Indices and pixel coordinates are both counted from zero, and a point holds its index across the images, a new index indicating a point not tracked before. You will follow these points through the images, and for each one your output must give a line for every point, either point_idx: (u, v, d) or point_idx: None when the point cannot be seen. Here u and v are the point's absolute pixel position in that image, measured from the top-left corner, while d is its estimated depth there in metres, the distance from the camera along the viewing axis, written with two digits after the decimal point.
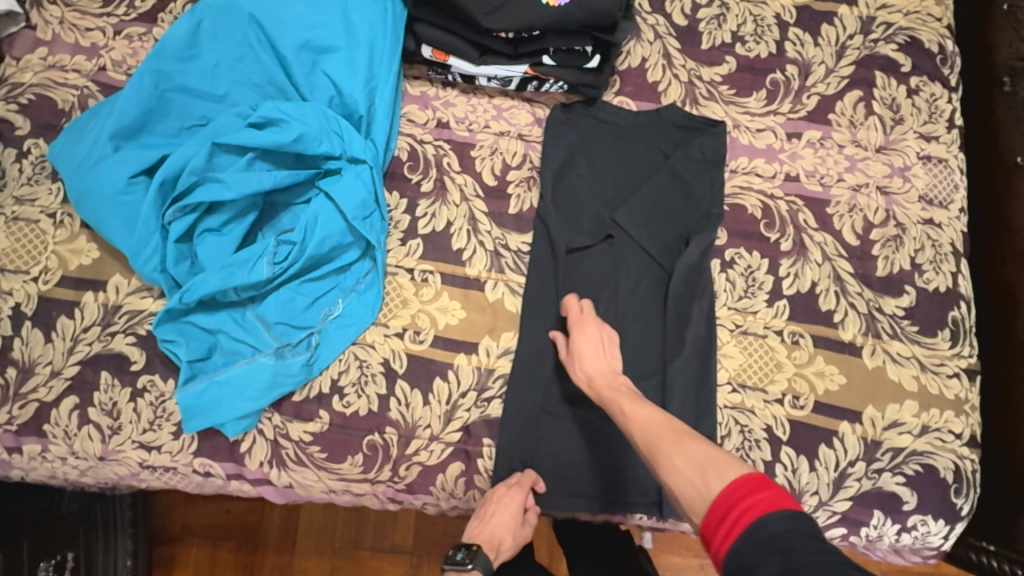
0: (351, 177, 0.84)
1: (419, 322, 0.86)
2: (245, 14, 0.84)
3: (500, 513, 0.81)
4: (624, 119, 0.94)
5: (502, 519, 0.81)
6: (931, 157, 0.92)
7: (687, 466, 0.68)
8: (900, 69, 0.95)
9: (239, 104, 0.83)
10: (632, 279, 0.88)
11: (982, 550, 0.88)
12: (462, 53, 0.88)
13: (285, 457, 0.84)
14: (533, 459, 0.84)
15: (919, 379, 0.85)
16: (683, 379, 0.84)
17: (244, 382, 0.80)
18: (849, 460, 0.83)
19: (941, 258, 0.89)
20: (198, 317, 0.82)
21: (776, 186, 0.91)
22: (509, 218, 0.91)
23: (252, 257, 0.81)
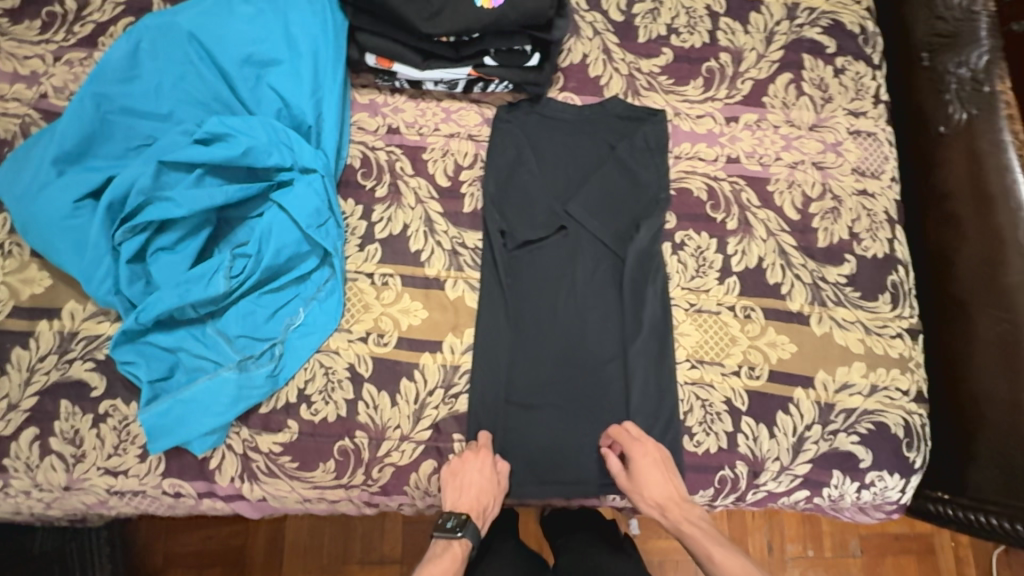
0: (303, 187, 0.85)
1: (382, 326, 0.87)
2: (184, 33, 0.85)
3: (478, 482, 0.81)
4: (569, 113, 0.97)
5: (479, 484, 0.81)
6: (861, 131, 0.98)
7: None
8: (826, 51, 1.00)
9: (184, 122, 0.84)
10: (588, 268, 0.91)
11: (939, 499, 0.93)
12: (405, 59, 0.90)
13: (256, 470, 0.84)
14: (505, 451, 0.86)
15: (865, 341, 0.89)
16: (643, 360, 0.87)
17: (208, 398, 0.80)
18: (806, 424, 0.87)
19: (877, 226, 0.94)
20: (156, 336, 0.81)
21: (719, 168, 0.95)
22: (465, 217, 0.93)
23: (207, 272, 0.81)
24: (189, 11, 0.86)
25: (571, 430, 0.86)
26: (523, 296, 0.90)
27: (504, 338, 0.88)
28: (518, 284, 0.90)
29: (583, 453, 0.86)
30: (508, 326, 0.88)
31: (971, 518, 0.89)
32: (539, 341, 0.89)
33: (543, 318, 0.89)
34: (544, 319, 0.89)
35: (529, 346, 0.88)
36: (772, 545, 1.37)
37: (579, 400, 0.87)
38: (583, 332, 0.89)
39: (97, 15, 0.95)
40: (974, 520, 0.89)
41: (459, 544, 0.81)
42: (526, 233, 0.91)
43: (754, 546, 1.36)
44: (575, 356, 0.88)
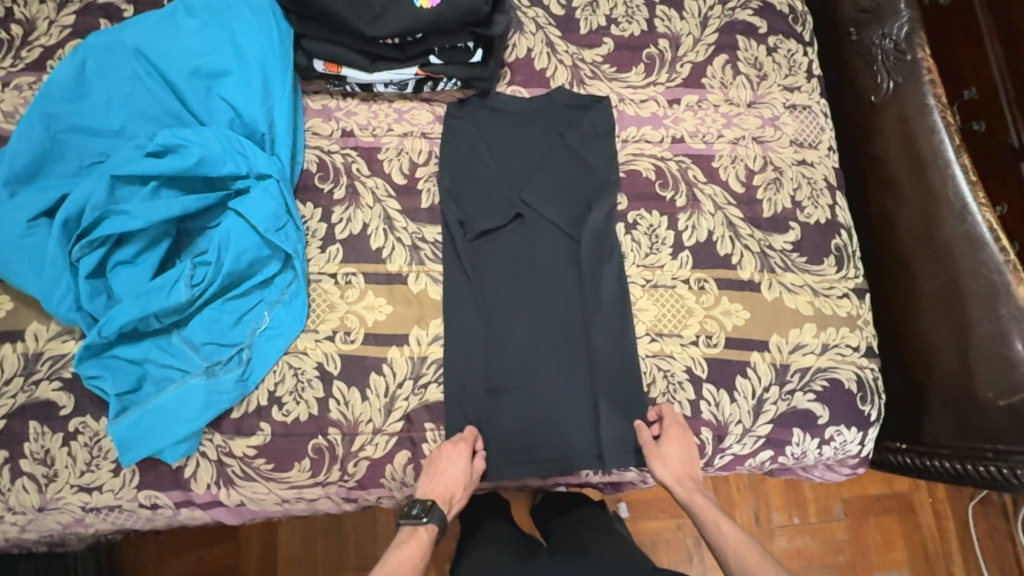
0: (259, 193, 0.86)
1: (348, 323, 0.89)
2: (130, 49, 0.86)
3: (451, 472, 0.83)
4: (517, 106, 1.00)
5: (450, 475, 0.83)
6: (797, 105, 1.02)
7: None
8: (758, 32, 1.05)
9: (136, 136, 0.85)
10: (546, 252, 0.94)
11: (897, 450, 0.97)
12: (353, 63, 0.92)
13: (232, 474, 0.85)
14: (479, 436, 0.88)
15: (814, 303, 0.93)
16: (605, 336, 0.91)
17: (177, 406, 0.81)
18: (764, 386, 0.90)
19: (818, 193, 0.98)
20: (121, 349, 0.82)
21: (665, 149, 0.99)
22: (422, 212, 0.95)
23: (168, 282, 0.82)
24: (133, 28, 0.87)
25: (540, 410, 0.88)
26: (486, 284, 0.92)
27: (470, 326, 0.90)
28: (480, 272, 0.93)
29: (553, 431, 0.88)
30: (473, 314, 0.91)
31: (927, 464, 0.94)
32: (504, 326, 0.91)
33: (506, 304, 0.92)
34: (508, 304, 0.92)
35: (495, 333, 0.91)
36: (758, 516, 1.40)
37: (547, 380, 0.89)
38: (546, 314, 0.91)
39: (44, 40, 0.96)
40: (929, 466, 0.94)
41: (424, 530, 0.83)
42: (484, 223, 0.94)
43: (741, 518, 1.39)
44: (540, 338, 0.91)
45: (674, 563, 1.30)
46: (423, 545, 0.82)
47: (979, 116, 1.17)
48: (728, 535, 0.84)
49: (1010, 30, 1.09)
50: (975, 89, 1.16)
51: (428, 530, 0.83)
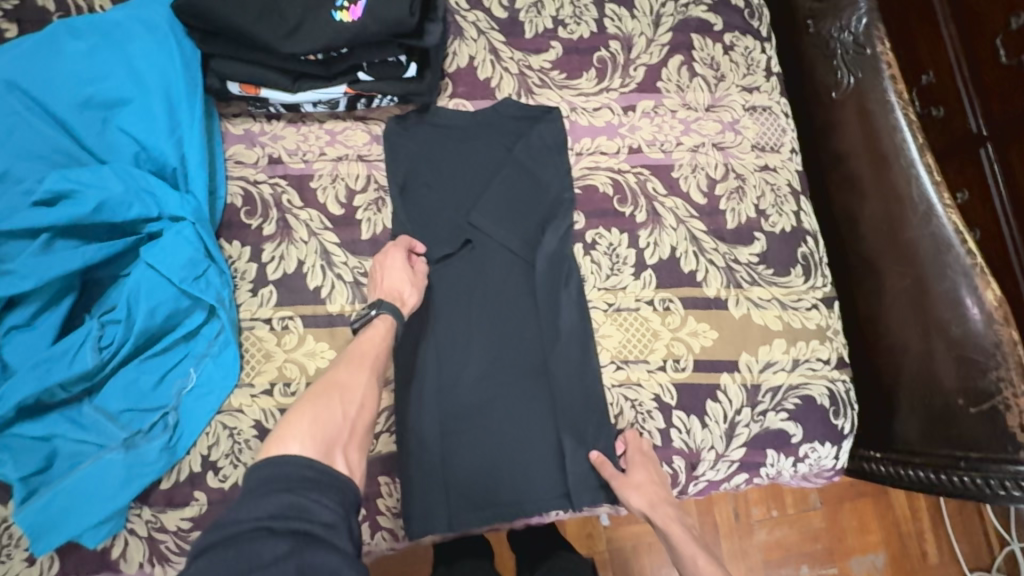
0: (172, 237, 0.77)
1: (288, 373, 0.81)
2: (7, 83, 0.75)
3: (398, 270, 0.81)
4: (461, 120, 0.92)
5: (392, 266, 0.80)
6: (757, 106, 0.97)
7: None
8: (713, 29, 0.99)
9: (21, 182, 0.74)
10: (499, 279, 0.87)
11: (871, 458, 0.95)
12: (272, 83, 0.83)
13: (166, 551, 0.76)
14: (437, 487, 0.81)
15: (782, 317, 0.90)
16: (565, 366, 0.85)
17: (94, 485, 0.72)
18: (735, 409, 0.86)
19: (782, 200, 0.94)
20: (22, 427, 0.73)
21: (622, 160, 0.93)
22: (364, 244, 0.87)
23: (72, 347, 0.73)
24: (8, 55, 0.76)
25: (501, 450, 0.83)
26: (435, 318, 0.85)
27: (420, 363, 0.84)
28: (429, 305, 0.86)
29: (517, 470, 0.83)
30: (424, 351, 0.84)
31: (900, 472, 0.91)
32: (458, 362, 0.85)
33: (459, 337, 0.85)
34: (460, 338, 0.85)
35: (448, 370, 0.84)
36: (738, 512, 1.38)
37: (507, 417, 0.83)
38: (502, 346, 0.85)
39: None
40: (903, 475, 0.91)
41: (382, 322, 0.75)
42: (430, 251, 0.87)
43: (721, 521, 1.37)
44: (498, 372, 0.85)
45: (657, 564, 1.26)
46: (385, 339, 0.74)
47: (938, 100, 1.14)
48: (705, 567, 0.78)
49: (965, 11, 1.06)
50: (933, 73, 1.13)
51: (385, 320, 0.76)
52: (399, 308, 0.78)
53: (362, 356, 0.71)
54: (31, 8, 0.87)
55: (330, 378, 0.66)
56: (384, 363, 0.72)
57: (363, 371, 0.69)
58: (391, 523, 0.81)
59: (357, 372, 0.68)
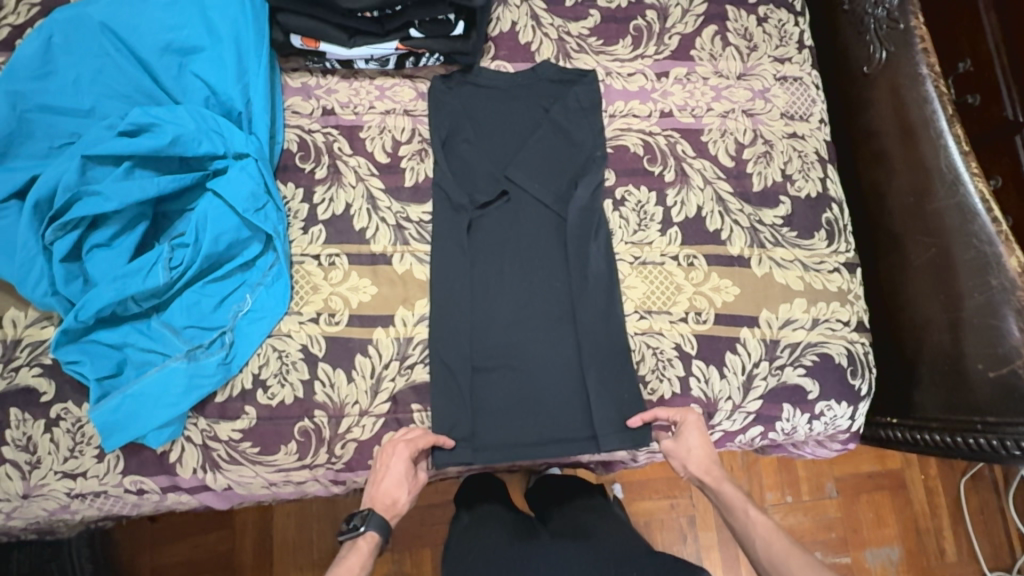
0: (236, 172, 0.84)
1: (332, 305, 0.88)
2: (97, 25, 0.83)
3: (399, 475, 0.81)
4: (500, 81, 0.98)
5: (394, 471, 0.80)
6: (787, 77, 1.00)
7: None
8: (748, 2, 1.02)
9: (108, 115, 0.82)
10: (532, 231, 0.92)
11: (886, 425, 0.97)
12: (331, 37, 0.90)
13: (218, 459, 0.84)
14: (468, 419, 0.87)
15: (804, 278, 0.92)
16: (592, 315, 0.89)
17: (159, 390, 0.80)
18: (753, 362, 0.89)
19: (809, 166, 0.97)
20: (99, 334, 0.81)
21: (653, 124, 0.97)
22: (406, 191, 0.93)
23: (145, 265, 0.81)
24: (100, 2, 0.85)
25: (528, 389, 0.88)
26: (471, 263, 0.91)
27: (456, 304, 0.89)
28: (467, 249, 0.91)
29: (542, 409, 0.87)
30: (458, 293, 0.89)
31: (916, 437, 0.93)
32: (490, 305, 0.90)
33: (492, 283, 0.91)
34: (493, 284, 0.91)
35: (481, 312, 0.90)
36: (751, 493, 1.40)
37: (535, 358, 0.88)
38: (533, 293, 0.90)
39: (11, 18, 0.94)
40: (918, 440, 0.93)
41: (365, 543, 0.77)
42: (469, 200, 0.93)
43: None
44: (528, 318, 0.90)
45: (669, 540, 1.30)
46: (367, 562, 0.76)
47: (973, 87, 1.14)
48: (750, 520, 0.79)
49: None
50: (970, 60, 1.13)
51: (370, 539, 0.77)
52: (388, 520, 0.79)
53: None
54: None
55: None
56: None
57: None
58: None
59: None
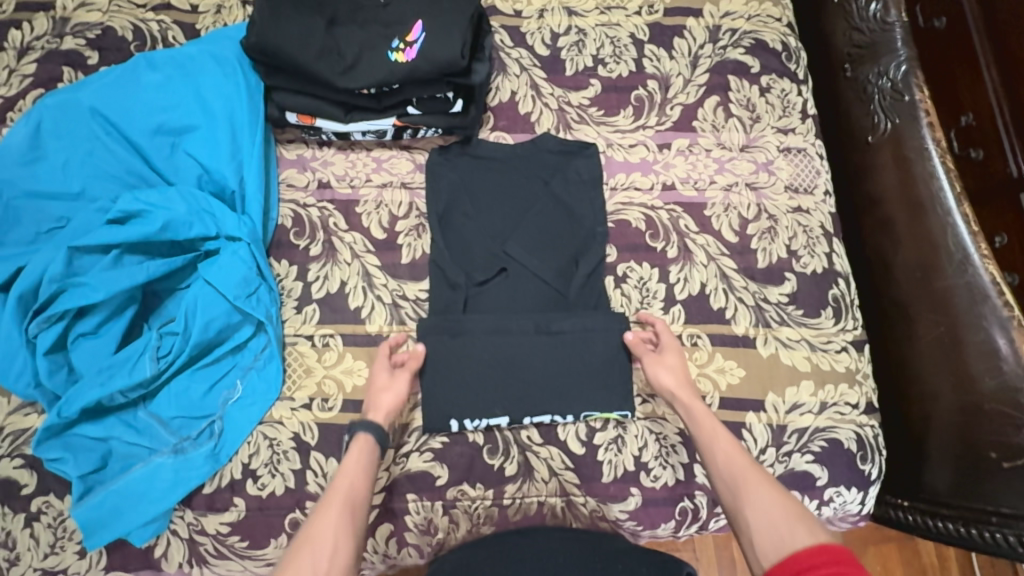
0: (228, 256, 0.82)
1: (326, 389, 0.85)
2: (86, 109, 0.82)
3: (381, 384, 0.83)
4: (499, 153, 0.96)
5: (374, 378, 0.83)
6: (791, 148, 0.99)
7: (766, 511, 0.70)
8: (750, 71, 1.01)
9: (98, 199, 0.81)
10: (531, 307, 0.89)
11: (898, 506, 0.94)
12: (328, 114, 0.88)
13: (205, 553, 0.80)
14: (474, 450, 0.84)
15: (810, 359, 0.90)
16: (591, 397, 0.86)
17: (144, 486, 0.77)
18: (760, 448, 0.87)
19: (814, 241, 0.95)
20: (83, 427, 0.78)
21: (656, 197, 0.95)
22: (403, 268, 0.91)
23: (133, 355, 0.79)
24: (92, 85, 0.84)
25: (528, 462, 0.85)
26: (468, 341, 0.87)
27: (453, 381, 0.86)
28: (463, 327, 0.87)
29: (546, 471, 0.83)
30: (454, 374, 0.86)
31: (927, 523, 0.90)
32: (486, 385, 0.86)
33: (489, 362, 0.86)
34: (490, 363, 0.86)
35: (477, 392, 0.86)
36: None
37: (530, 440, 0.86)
38: (534, 373, 0.87)
39: (4, 89, 0.92)
40: (931, 525, 0.90)
41: (358, 446, 0.77)
42: (467, 276, 0.90)
43: None
44: (526, 397, 0.86)
45: None
46: (362, 461, 0.76)
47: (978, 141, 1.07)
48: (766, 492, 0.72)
49: (1007, 54, 0.96)
50: (973, 116, 1.02)
51: (362, 440, 0.78)
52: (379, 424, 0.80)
53: (332, 502, 0.72)
54: (113, 38, 0.96)
55: (309, 533, 0.69)
56: (359, 493, 0.74)
57: (332, 517, 0.70)
58: (417, 540, 0.85)
59: (314, 543, 0.68)
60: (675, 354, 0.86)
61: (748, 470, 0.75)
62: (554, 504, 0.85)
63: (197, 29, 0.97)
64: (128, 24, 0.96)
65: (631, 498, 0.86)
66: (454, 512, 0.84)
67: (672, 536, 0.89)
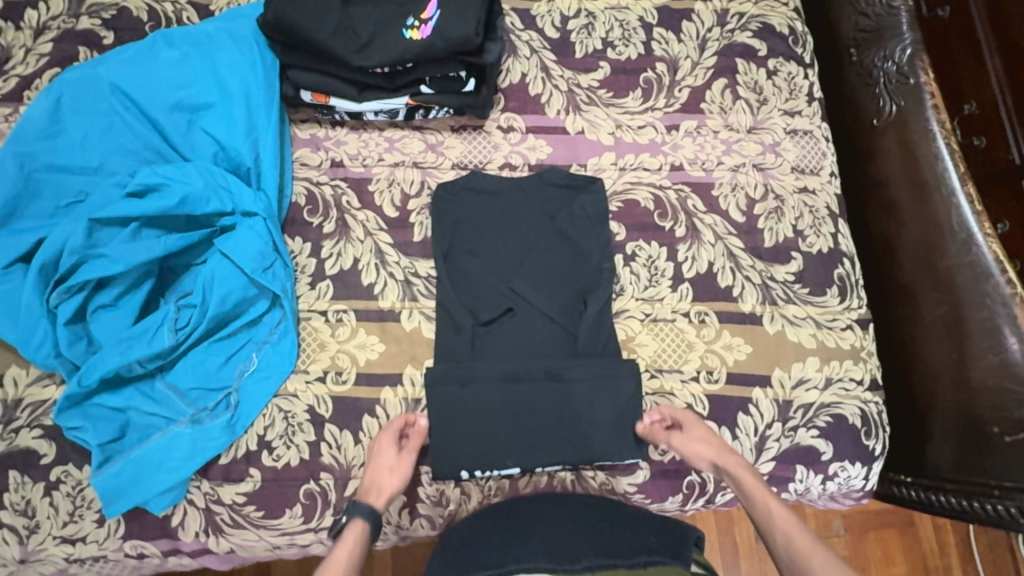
0: (244, 231, 0.84)
1: (340, 363, 0.86)
2: (105, 84, 0.83)
3: (388, 462, 0.81)
4: (505, 186, 0.95)
5: (381, 457, 0.80)
6: (798, 130, 1.00)
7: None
8: (757, 54, 1.02)
9: (116, 173, 0.82)
10: (540, 352, 0.88)
11: (901, 482, 0.95)
12: (342, 93, 0.89)
13: (221, 523, 0.82)
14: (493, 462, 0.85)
15: (816, 336, 0.91)
16: (602, 446, 0.86)
17: (162, 456, 0.78)
18: (766, 423, 0.88)
19: (820, 222, 0.96)
20: (102, 397, 0.79)
21: (664, 177, 0.97)
22: (415, 245, 0.92)
23: (151, 327, 0.80)
24: (110, 61, 0.85)
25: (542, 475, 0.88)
26: (476, 387, 0.86)
27: (462, 427, 0.85)
28: (471, 373, 0.86)
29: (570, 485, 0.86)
30: (461, 419, 0.85)
31: (930, 498, 0.91)
32: (495, 432, 0.85)
33: (498, 408, 0.86)
34: (498, 410, 0.86)
35: (488, 443, 0.85)
36: None
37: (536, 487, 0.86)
38: (541, 418, 0.86)
39: (20, 68, 0.94)
40: (933, 500, 0.91)
41: (352, 532, 0.76)
42: (473, 316, 0.89)
43: None
44: (538, 447, 0.85)
45: None
46: (354, 552, 0.74)
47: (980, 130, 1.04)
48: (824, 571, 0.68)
49: (1010, 43, 0.96)
50: (976, 104, 1.03)
51: (357, 527, 0.76)
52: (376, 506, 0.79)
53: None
54: (127, 18, 0.97)
55: None
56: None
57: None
58: (430, 511, 0.86)
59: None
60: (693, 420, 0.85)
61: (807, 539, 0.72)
62: (564, 477, 0.88)
63: (211, 9, 0.98)
64: (143, 4, 0.97)
65: (639, 472, 0.88)
66: (466, 483, 0.86)
67: (679, 510, 0.91)
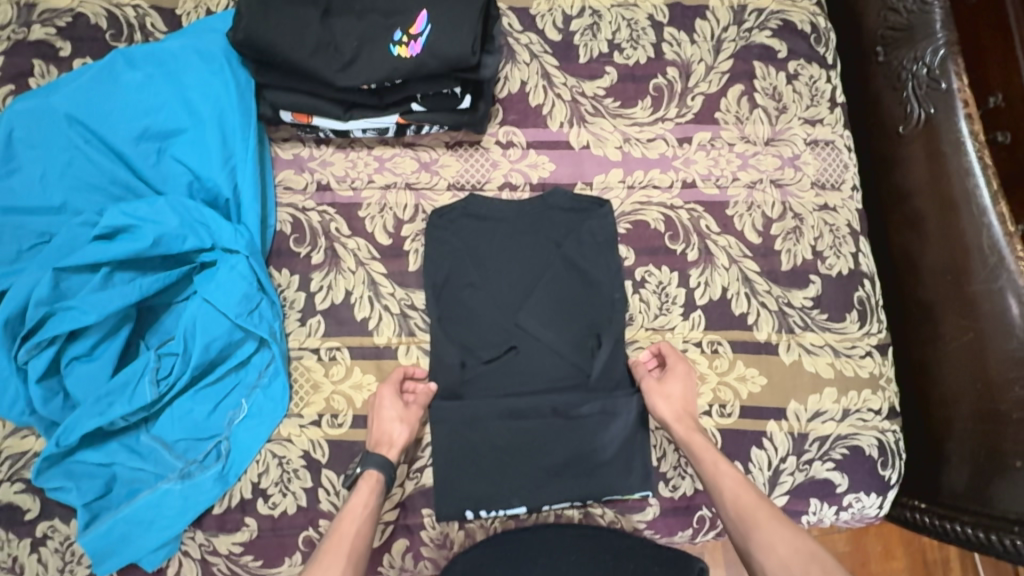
0: (226, 271, 0.78)
1: (335, 405, 0.82)
2: (62, 115, 0.76)
3: (394, 414, 0.79)
4: (508, 211, 0.88)
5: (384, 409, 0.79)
6: (818, 141, 0.93)
7: (785, 549, 0.68)
8: (776, 56, 0.94)
9: (82, 212, 0.76)
10: (547, 387, 0.84)
11: (915, 507, 0.89)
12: (325, 112, 0.81)
13: (218, 573, 0.78)
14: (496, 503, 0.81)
15: (834, 365, 0.87)
16: (613, 483, 0.82)
17: (152, 513, 0.75)
18: (780, 457, 0.85)
19: (840, 241, 0.90)
20: (84, 454, 0.75)
21: (675, 195, 0.90)
22: (411, 276, 0.86)
23: (131, 379, 0.75)
24: (66, 89, 0.78)
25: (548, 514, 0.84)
26: (480, 426, 0.81)
27: (466, 468, 0.81)
28: (474, 412, 0.82)
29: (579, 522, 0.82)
30: (463, 461, 0.82)
31: (946, 526, 0.85)
32: (501, 473, 0.81)
33: (502, 448, 0.82)
34: (503, 450, 0.82)
35: (493, 483, 0.81)
36: None
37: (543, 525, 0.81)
38: (550, 457, 0.82)
39: None
40: (948, 529, 0.85)
41: (366, 485, 0.74)
42: (473, 354, 0.84)
43: None
44: (545, 486, 0.81)
45: None
46: (369, 505, 0.73)
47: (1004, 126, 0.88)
48: (772, 532, 0.70)
49: None
50: (1002, 95, 0.87)
51: (371, 479, 0.75)
52: (388, 457, 0.77)
53: (340, 546, 0.70)
54: (84, 26, 0.87)
55: None
56: (366, 541, 0.71)
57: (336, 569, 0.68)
58: (434, 554, 0.82)
59: (333, 564, 0.68)
60: (679, 381, 0.82)
61: (757, 505, 0.73)
62: (571, 515, 0.84)
63: (177, 14, 0.89)
64: (101, 10, 0.88)
65: (650, 508, 0.84)
66: (470, 526, 0.83)
67: (689, 543, 0.87)
